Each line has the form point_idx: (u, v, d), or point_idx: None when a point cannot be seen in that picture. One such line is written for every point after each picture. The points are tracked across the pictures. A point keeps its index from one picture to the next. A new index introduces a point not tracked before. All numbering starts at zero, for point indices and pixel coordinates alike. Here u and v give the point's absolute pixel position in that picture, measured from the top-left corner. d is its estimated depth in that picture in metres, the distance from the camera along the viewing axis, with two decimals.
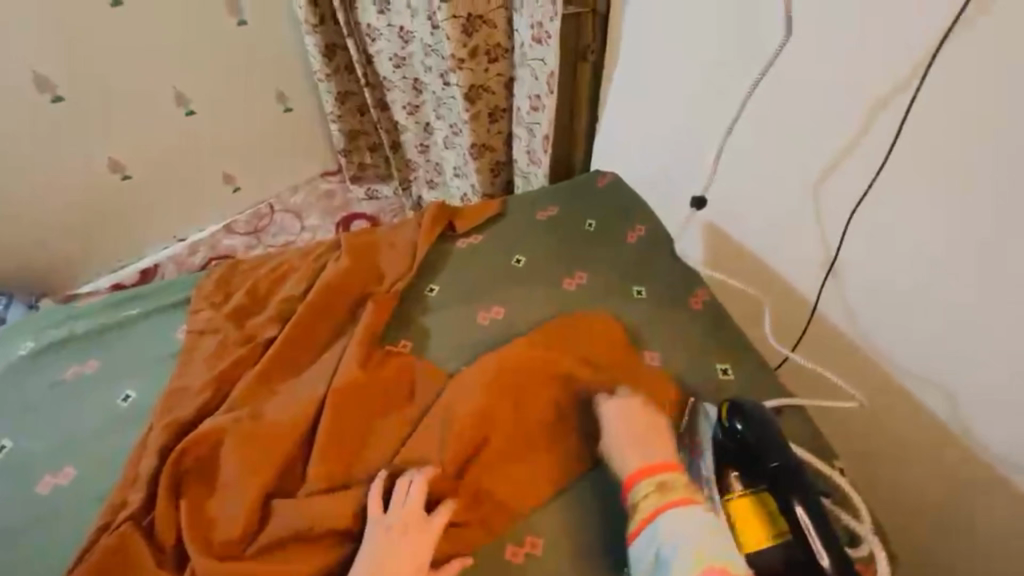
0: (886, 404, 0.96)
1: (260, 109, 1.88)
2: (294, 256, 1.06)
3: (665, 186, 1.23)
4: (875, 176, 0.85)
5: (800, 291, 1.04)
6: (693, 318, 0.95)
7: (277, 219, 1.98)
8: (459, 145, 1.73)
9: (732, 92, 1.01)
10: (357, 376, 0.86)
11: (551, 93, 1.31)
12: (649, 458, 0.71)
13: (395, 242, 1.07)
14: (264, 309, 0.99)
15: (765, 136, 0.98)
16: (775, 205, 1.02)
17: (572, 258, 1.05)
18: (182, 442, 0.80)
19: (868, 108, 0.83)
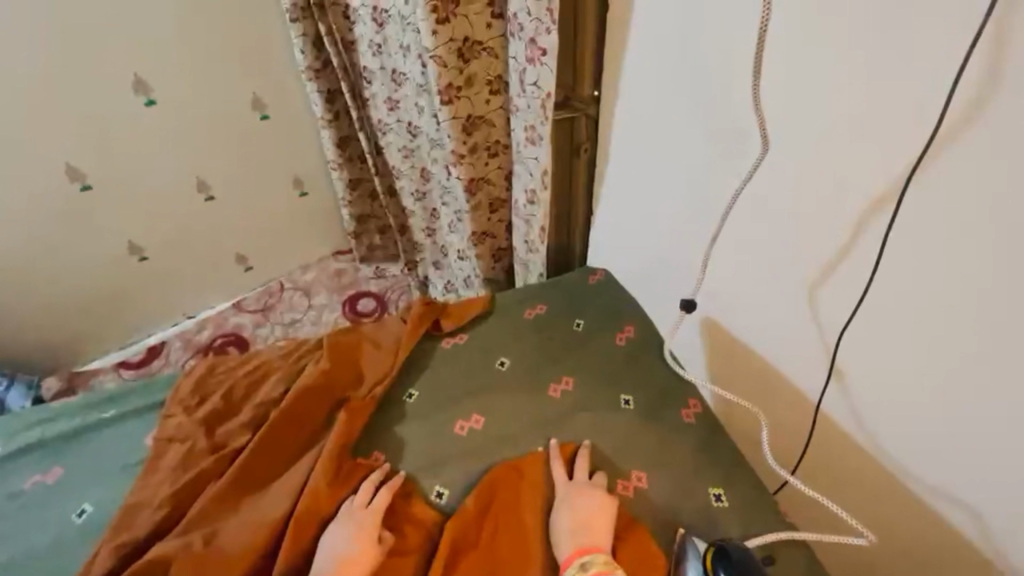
0: (902, 529, 0.88)
1: (277, 194, 1.96)
2: (275, 356, 1.04)
3: (658, 282, 1.22)
4: (867, 286, 0.81)
5: (804, 398, 0.97)
6: (685, 431, 0.89)
7: (286, 297, 2.02)
8: (462, 231, 1.74)
9: (723, 192, 0.99)
10: (320, 493, 0.82)
11: (547, 189, 1.33)
12: (580, 539, 0.73)
13: (377, 341, 1.04)
14: (238, 414, 0.96)
15: (757, 237, 0.95)
16: (770, 306, 0.98)
17: (558, 361, 1.02)
18: (131, 568, 0.76)
19: (861, 213, 0.79)
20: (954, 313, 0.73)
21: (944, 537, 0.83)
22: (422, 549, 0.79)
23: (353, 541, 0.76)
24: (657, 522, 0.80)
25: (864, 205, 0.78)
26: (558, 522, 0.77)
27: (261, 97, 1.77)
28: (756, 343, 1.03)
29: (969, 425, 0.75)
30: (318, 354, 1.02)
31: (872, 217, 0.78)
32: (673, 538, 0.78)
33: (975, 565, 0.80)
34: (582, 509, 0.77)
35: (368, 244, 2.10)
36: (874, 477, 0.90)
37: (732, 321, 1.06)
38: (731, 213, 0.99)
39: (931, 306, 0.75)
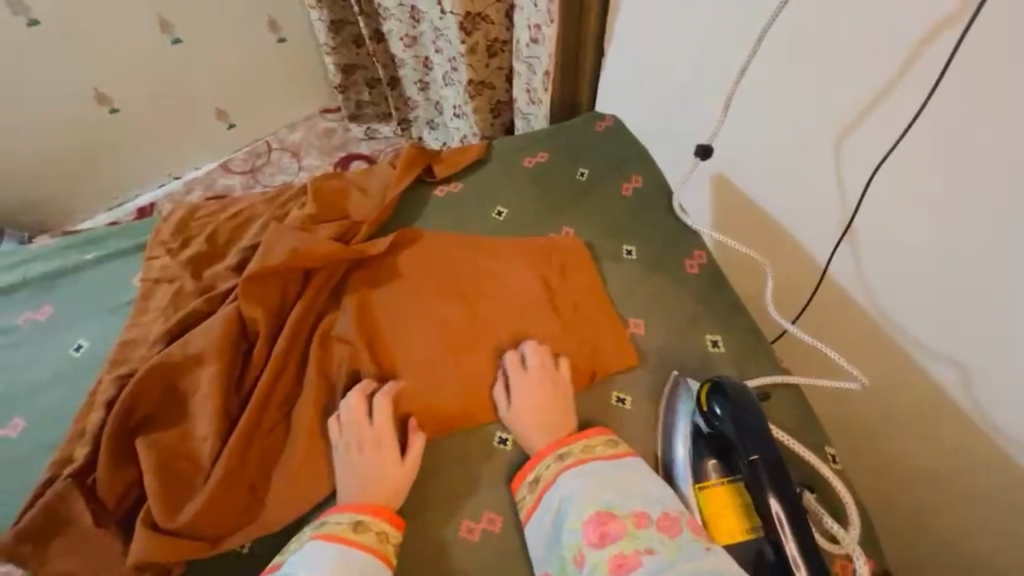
0: (892, 381, 0.89)
1: (251, 38, 1.76)
2: (256, 202, 0.99)
3: (674, 136, 1.11)
4: (906, 128, 0.73)
5: (812, 254, 0.94)
6: (689, 282, 0.86)
7: (275, 158, 1.89)
8: (458, 81, 1.58)
9: (755, 26, 0.86)
10: (308, 299, 0.83)
11: (552, 23, 1.16)
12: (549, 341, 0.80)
13: (365, 188, 0.99)
14: (224, 257, 0.92)
15: (791, 78, 0.85)
16: (794, 156, 0.90)
17: (559, 211, 0.96)
18: (126, 392, 0.74)
19: (916, 42, 0.68)
20: (1000, 155, 0.65)
21: (928, 387, 0.84)
22: (407, 329, 0.83)
23: (385, 469, 0.70)
24: (653, 364, 0.79)
25: (917, 37, 0.68)
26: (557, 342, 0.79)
27: None
28: (768, 196, 0.97)
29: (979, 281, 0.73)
30: (303, 199, 0.97)
31: (924, 49, 0.68)
32: (667, 380, 0.78)
33: (953, 414, 0.82)
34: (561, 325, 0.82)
35: (356, 100, 1.93)
36: (863, 326, 0.90)
37: (748, 173, 0.98)
38: (761, 50, 0.87)
39: (977, 150, 0.67)
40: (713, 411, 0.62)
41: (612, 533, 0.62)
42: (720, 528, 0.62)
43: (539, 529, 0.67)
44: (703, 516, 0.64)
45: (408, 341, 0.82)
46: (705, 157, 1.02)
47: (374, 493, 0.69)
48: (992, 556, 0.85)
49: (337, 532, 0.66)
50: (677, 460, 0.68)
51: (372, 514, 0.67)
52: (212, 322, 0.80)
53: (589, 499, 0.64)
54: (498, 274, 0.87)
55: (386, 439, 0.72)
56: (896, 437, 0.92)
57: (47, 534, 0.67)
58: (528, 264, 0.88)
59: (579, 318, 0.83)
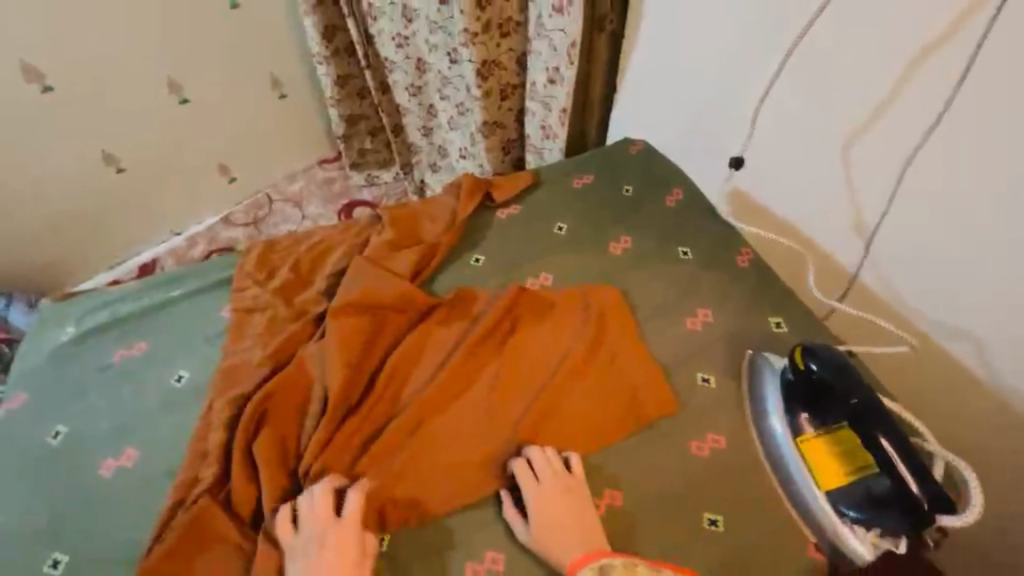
0: (927, 357, 0.99)
1: (255, 98, 1.86)
2: (334, 233, 1.05)
3: (691, 153, 1.26)
4: (926, 133, 0.86)
5: (837, 248, 1.06)
6: (740, 275, 0.96)
7: (277, 209, 1.98)
8: (465, 125, 1.74)
9: (771, 53, 1.01)
10: (401, 318, 0.90)
11: (572, 65, 1.33)
12: (626, 354, 0.87)
13: (433, 215, 1.07)
14: (311, 284, 0.98)
15: (803, 97, 1.00)
16: (806, 163, 1.04)
17: (616, 222, 1.06)
18: (247, 410, 0.79)
19: (917, 55, 0.83)
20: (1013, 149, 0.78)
21: (953, 359, 0.96)
22: (487, 352, 0.88)
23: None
24: (727, 347, 0.88)
25: (914, 57, 0.83)
26: (636, 352, 0.87)
27: None
28: (785, 201, 1.11)
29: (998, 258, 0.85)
30: (379, 227, 1.04)
31: (920, 64, 0.83)
32: (744, 360, 0.85)
33: (978, 384, 0.93)
34: (630, 342, 0.88)
35: (358, 148, 2.03)
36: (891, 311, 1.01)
37: (768, 183, 1.12)
38: (779, 75, 1.02)
39: (991, 146, 0.80)
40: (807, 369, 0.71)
41: None
42: (822, 476, 0.70)
43: None
44: (805, 467, 0.72)
45: (487, 364, 0.86)
46: (738, 169, 1.16)
47: None
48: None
49: None
50: (772, 429, 0.76)
51: None
52: (326, 341, 0.85)
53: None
54: (543, 323, 0.91)
55: (352, 543, 0.69)
56: (934, 405, 1.01)
57: (189, 549, 0.71)
58: (560, 322, 0.91)
59: (613, 371, 0.85)
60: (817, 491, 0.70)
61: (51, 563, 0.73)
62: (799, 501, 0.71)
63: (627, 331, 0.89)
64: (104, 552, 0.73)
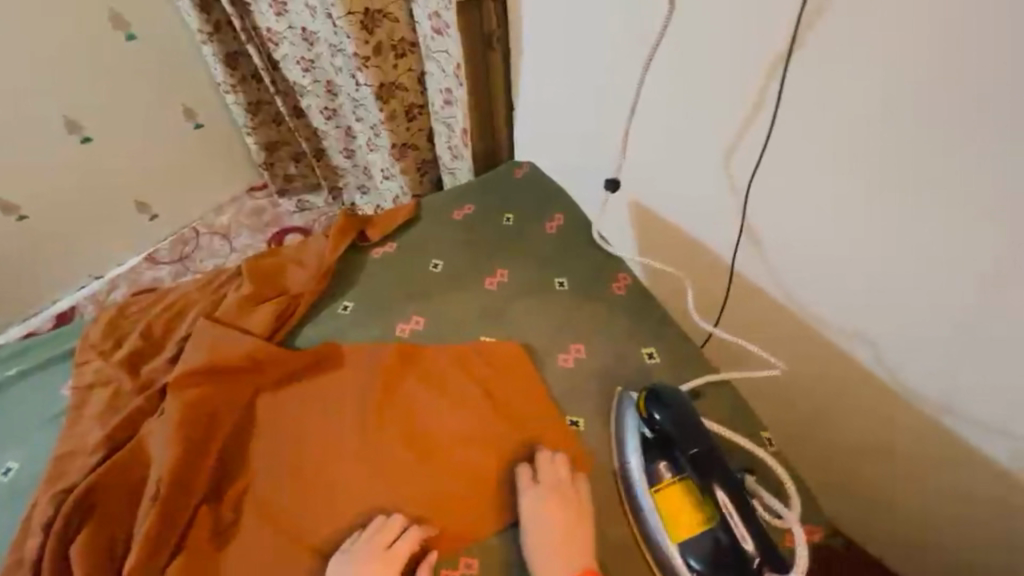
0: (836, 365, 0.92)
1: (167, 130, 1.74)
2: (192, 289, 0.98)
3: (580, 172, 1.17)
4: (767, 135, 0.82)
5: (719, 258, 1.00)
6: (616, 305, 0.92)
7: (202, 242, 1.84)
8: (382, 146, 1.62)
9: (631, 62, 0.95)
10: (262, 385, 0.85)
11: (462, 86, 1.27)
12: (500, 404, 0.82)
13: (302, 261, 1.01)
14: (162, 351, 0.90)
15: (665, 113, 0.94)
16: (690, 179, 0.97)
17: (493, 256, 1.01)
18: (65, 506, 0.72)
19: (769, 65, 0.77)
20: (873, 154, 0.72)
21: (849, 363, 0.90)
22: (350, 416, 0.82)
23: None
24: (598, 385, 0.84)
25: (767, 62, 0.77)
26: (508, 400, 0.82)
27: (122, 14, 1.52)
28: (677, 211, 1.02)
29: (887, 267, 0.78)
30: (239, 280, 0.97)
31: (780, 71, 0.76)
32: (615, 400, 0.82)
33: (886, 393, 0.87)
34: (505, 384, 0.84)
35: (283, 174, 1.91)
36: (785, 321, 0.96)
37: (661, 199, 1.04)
38: (642, 86, 0.95)
39: (842, 148, 0.75)
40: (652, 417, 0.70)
41: None
42: (676, 529, 0.67)
43: None
44: (660, 517, 0.68)
45: (351, 432, 0.81)
46: (613, 191, 1.08)
47: None
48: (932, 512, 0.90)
49: None
50: (630, 468, 0.73)
51: None
52: (165, 417, 0.79)
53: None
54: (415, 376, 0.85)
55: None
56: (845, 414, 0.95)
57: None
58: (435, 381, 0.85)
59: (490, 419, 0.81)
60: (670, 543, 0.67)
61: None
62: (657, 553, 0.68)
63: (502, 379, 0.84)
64: None
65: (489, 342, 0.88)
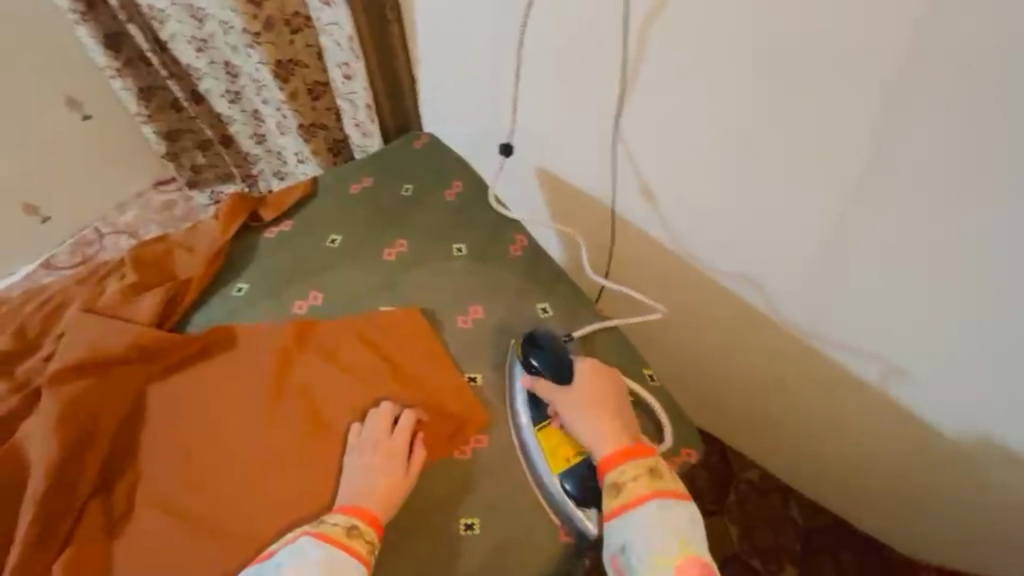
0: (723, 305, 1.01)
1: (47, 122, 1.55)
2: (70, 284, 0.93)
3: (484, 137, 1.14)
4: (625, 92, 0.87)
5: (600, 201, 1.04)
6: (513, 266, 0.95)
7: (106, 243, 1.66)
8: (292, 130, 1.48)
9: (508, 27, 0.95)
10: (153, 372, 0.82)
11: (359, 58, 1.25)
12: (401, 367, 0.84)
13: (192, 245, 0.97)
14: (39, 350, 0.86)
15: (553, 80, 0.95)
16: (586, 143, 0.98)
17: (392, 227, 1.01)
18: None
19: (643, 27, 0.79)
20: (735, 106, 0.77)
21: (738, 301, 0.99)
22: (250, 395, 0.81)
23: (380, 475, 0.73)
24: (496, 341, 0.87)
25: (642, 23, 0.79)
26: (409, 364, 0.84)
27: None
28: (577, 173, 1.04)
29: (759, 210, 0.85)
30: (122, 270, 0.93)
31: (648, 37, 0.79)
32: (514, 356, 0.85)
33: (771, 328, 0.97)
34: (407, 350, 0.86)
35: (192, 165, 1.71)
36: (678, 269, 1.02)
37: (566, 163, 1.04)
38: (524, 48, 0.95)
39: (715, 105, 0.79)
40: (531, 363, 0.80)
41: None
42: (553, 460, 0.76)
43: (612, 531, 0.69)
44: (540, 448, 0.77)
45: (252, 410, 0.80)
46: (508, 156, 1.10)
47: (376, 498, 0.72)
48: (816, 419, 1.05)
49: (334, 534, 0.68)
50: (522, 426, 0.79)
51: (365, 521, 0.70)
52: (41, 418, 0.75)
53: (663, 554, 0.65)
54: (312, 354, 0.85)
55: (396, 450, 0.75)
56: (736, 351, 1.06)
57: None
58: (336, 354, 0.85)
59: (392, 383, 0.83)
60: (553, 475, 0.75)
61: None
62: (543, 487, 0.76)
63: (402, 346, 0.86)
64: None
65: (391, 313, 0.89)
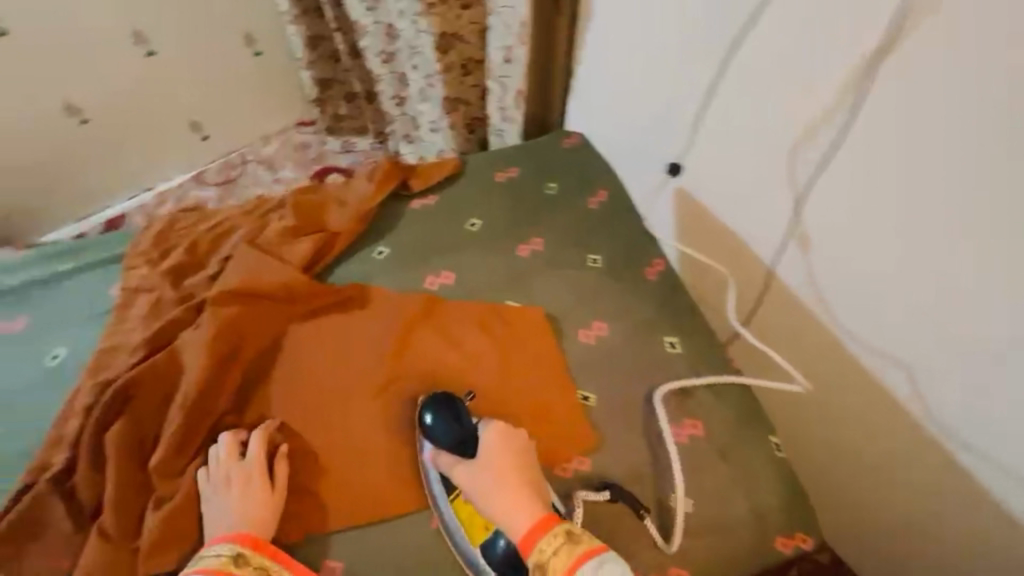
0: (871, 411, 0.82)
1: (224, 52, 1.64)
2: (236, 214, 1.02)
3: (642, 149, 1.05)
4: (839, 142, 0.74)
5: (754, 248, 0.91)
6: (649, 289, 0.92)
7: (249, 170, 1.73)
8: (435, 98, 1.48)
9: (713, 43, 0.85)
10: (296, 312, 0.88)
11: (523, 45, 1.24)
12: (522, 367, 0.84)
13: (344, 201, 1.03)
14: (203, 267, 0.94)
15: (744, 105, 0.84)
16: (751, 175, 0.87)
17: (531, 223, 1.01)
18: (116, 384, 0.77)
19: (866, 56, 0.67)
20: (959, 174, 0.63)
21: (897, 418, 0.79)
22: (380, 355, 0.85)
23: (238, 511, 0.69)
24: (618, 365, 0.84)
25: (861, 57, 0.68)
26: (531, 365, 0.84)
27: None
28: (733, 215, 0.92)
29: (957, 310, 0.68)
30: (283, 210, 1.01)
31: (876, 75, 0.67)
32: (639, 390, 0.82)
33: (930, 462, 0.77)
34: (529, 351, 0.85)
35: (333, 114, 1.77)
36: (825, 350, 0.86)
37: (721, 196, 0.93)
38: (727, 67, 0.84)
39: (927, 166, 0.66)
40: (424, 420, 0.74)
41: None
42: (473, 532, 0.70)
43: None
44: (460, 524, 0.72)
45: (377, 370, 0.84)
46: (675, 175, 0.99)
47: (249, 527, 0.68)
48: None
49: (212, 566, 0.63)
50: (437, 497, 0.74)
51: (250, 547, 0.66)
52: (202, 329, 0.82)
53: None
54: (434, 330, 0.87)
55: (250, 481, 0.71)
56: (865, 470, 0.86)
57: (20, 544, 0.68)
58: (457, 335, 0.87)
59: (512, 381, 0.83)
60: (474, 547, 0.70)
61: None
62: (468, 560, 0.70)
63: (526, 347, 0.85)
64: None
65: (524, 313, 0.88)
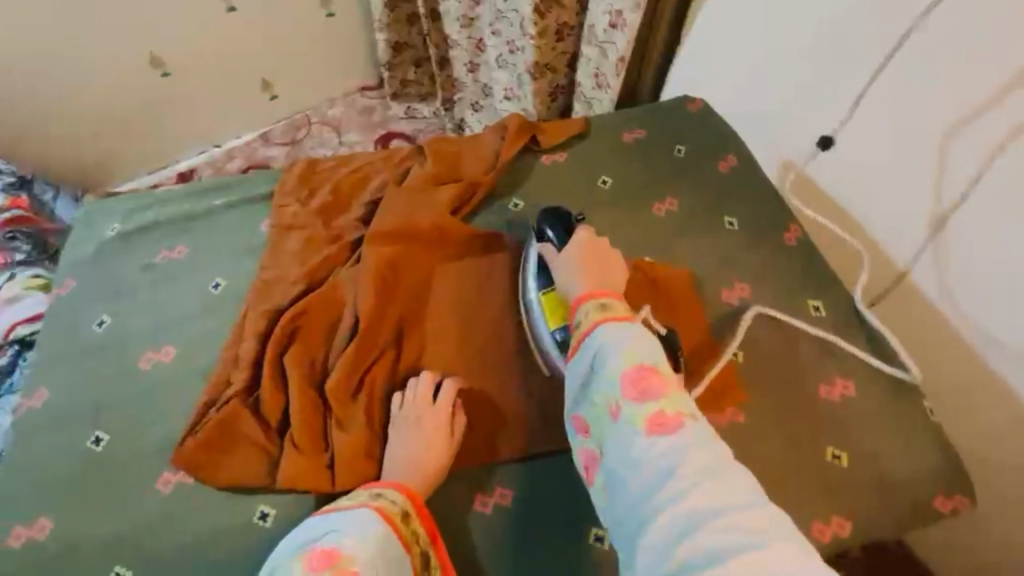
0: (996, 402, 0.86)
1: (302, 12, 1.63)
2: (374, 160, 1.04)
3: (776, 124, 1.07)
4: (1009, 138, 0.76)
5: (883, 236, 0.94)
6: (787, 255, 0.92)
7: (314, 132, 1.74)
8: (515, 65, 1.46)
9: (881, 23, 0.87)
10: (444, 254, 0.90)
11: (637, 8, 1.11)
12: (676, 320, 0.84)
13: (478, 153, 1.04)
14: (348, 209, 0.97)
15: (903, 93, 0.87)
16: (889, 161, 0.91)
17: (665, 183, 1.02)
18: (289, 312, 0.83)
19: None
20: None
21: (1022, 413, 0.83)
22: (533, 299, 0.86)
23: (426, 447, 0.73)
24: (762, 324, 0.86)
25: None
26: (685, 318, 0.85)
27: None
28: (856, 202, 0.97)
29: None
30: (421, 160, 1.03)
31: None
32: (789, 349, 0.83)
33: None
34: (681, 306, 0.86)
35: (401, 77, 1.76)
36: (947, 336, 0.90)
37: (860, 176, 0.95)
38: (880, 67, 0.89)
39: None
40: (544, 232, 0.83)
41: (653, 390, 0.60)
42: (551, 317, 0.78)
43: (573, 371, 0.67)
44: (541, 309, 0.80)
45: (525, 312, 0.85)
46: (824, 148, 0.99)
47: (425, 473, 0.72)
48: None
49: (390, 511, 0.66)
50: (528, 291, 0.82)
51: (414, 508, 0.68)
52: (361, 267, 0.86)
53: (611, 366, 0.63)
54: None
55: (437, 422, 0.74)
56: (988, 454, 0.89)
57: (216, 449, 0.73)
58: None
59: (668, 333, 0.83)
60: (547, 329, 0.78)
61: (93, 440, 0.76)
62: (541, 345, 0.79)
63: (678, 303, 0.86)
64: (135, 453, 0.75)
65: (668, 274, 0.89)
